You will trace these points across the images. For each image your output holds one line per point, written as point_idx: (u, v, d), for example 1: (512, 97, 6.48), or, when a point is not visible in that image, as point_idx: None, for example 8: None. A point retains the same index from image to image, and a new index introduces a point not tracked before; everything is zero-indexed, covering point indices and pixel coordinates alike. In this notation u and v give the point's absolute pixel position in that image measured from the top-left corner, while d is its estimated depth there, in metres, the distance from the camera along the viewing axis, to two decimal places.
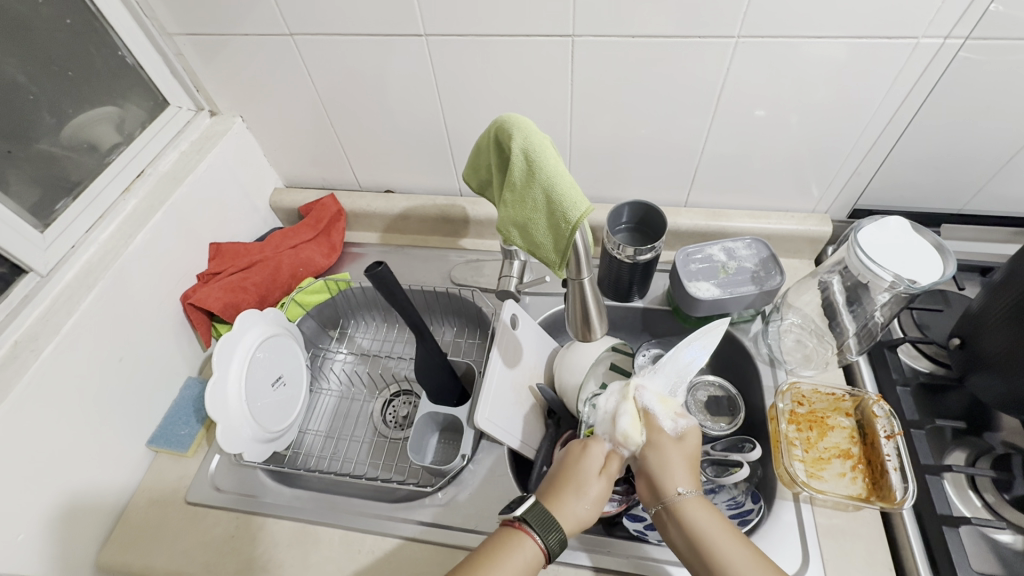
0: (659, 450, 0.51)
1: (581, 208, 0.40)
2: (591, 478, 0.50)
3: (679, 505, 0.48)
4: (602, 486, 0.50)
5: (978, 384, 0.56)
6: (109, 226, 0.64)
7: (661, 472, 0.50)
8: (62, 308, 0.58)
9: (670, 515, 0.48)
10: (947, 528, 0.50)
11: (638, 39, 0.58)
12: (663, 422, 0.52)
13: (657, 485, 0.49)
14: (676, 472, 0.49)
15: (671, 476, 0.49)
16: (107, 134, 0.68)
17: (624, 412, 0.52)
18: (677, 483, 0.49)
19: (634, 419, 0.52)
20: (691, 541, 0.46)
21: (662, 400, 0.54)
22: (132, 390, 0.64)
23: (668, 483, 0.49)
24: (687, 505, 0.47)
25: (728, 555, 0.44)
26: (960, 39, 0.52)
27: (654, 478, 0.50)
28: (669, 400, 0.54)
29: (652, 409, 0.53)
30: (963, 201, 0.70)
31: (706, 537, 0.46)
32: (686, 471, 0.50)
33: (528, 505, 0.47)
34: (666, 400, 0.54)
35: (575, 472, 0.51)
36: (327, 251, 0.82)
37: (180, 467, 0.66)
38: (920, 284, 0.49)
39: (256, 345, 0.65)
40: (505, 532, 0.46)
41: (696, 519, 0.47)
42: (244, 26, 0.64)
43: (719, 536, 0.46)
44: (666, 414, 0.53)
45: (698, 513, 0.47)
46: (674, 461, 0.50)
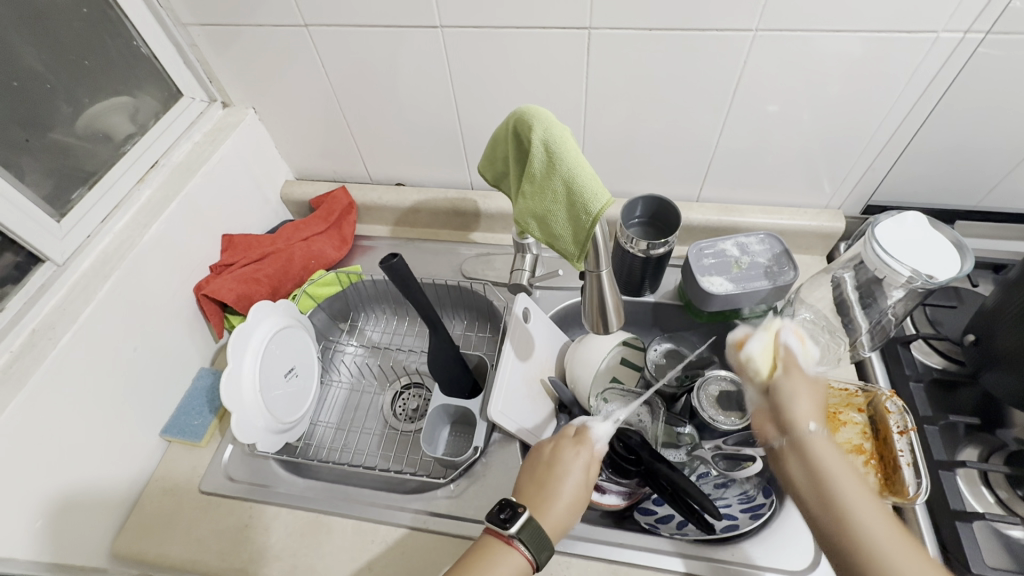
0: (793, 381, 0.48)
1: (603, 200, 0.40)
2: (579, 487, 0.50)
3: (806, 438, 0.45)
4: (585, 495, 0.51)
5: (991, 381, 0.56)
6: (124, 216, 0.65)
7: (789, 404, 0.47)
8: (78, 297, 0.58)
9: (793, 450, 0.45)
10: (960, 524, 0.51)
11: (656, 31, 0.58)
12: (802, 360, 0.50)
13: (784, 416, 0.47)
14: (808, 409, 0.46)
15: (802, 412, 0.46)
16: (121, 124, 0.68)
17: (756, 339, 0.52)
18: (807, 418, 0.46)
19: (766, 348, 0.51)
20: (815, 477, 0.43)
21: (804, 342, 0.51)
22: (146, 380, 0.64)
23: (797, 417, 0.46)
24: (816, 443, 0.44)
25: (858, 504, 0.41)
26: (981, 33, 0.52)
27: (781, 408, 0.47)
28: (811, 350, 0.51)
29: (791, 344, 0.50)
30: (978, 197, 0.69)
31: (834, 478, 0.42)
32: (819, 413, 0.46)
33: (524, 522, 0.46)
34: (808, 348, 0.51)
35: (565, 479, 0.50)
36: (338, 244, 0.82)
37: (194, 456, 0.66)
38: (937, 280, 0.49)
39: (269, 337, 0.65)
40: (498, 547, 0.45)
41: (824, 459, 0.44)
42: (259, 17, 0.64)
43: (848, 481, 0.42)
44: (806, 359, 0.50)
45: (827, 455, 0.44)
46: (809, 396, 0.47)
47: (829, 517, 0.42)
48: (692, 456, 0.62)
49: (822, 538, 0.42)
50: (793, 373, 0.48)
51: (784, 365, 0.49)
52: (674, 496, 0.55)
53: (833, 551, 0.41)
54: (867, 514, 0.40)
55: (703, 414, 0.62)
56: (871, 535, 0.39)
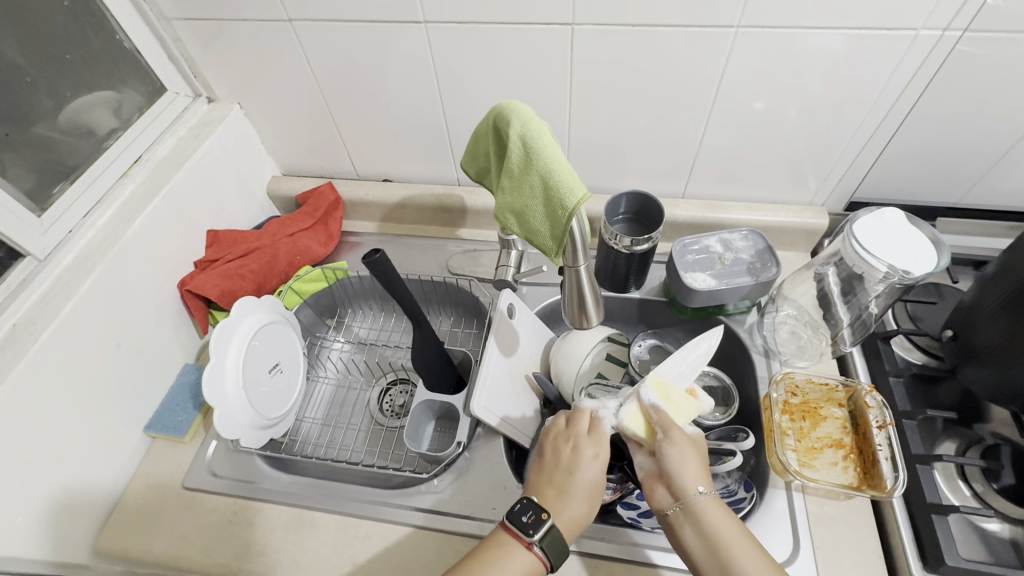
0: (674, 444, 0.50)
1: (579, 194, 0.40)
2: (598, 488, 0.52)
3: (696, 503, 0.48)
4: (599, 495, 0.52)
5: (969, 376, 0.57)
6: (106, 211, 0.64)
7: (677, 470, 0.49)
8: (60, 292, 0.58)
9: (687, 516, 0.48)
10: (936, 517, 0.51)
11: (640, 28, 0.58)
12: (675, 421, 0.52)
13: (676, 482, 0.49)
14: (693, 471, 0.49)
15: (689, 475, 0.49)
16: (104, 119, 0.67)
17: (629, 407, 0.53)
18: (695, 481, 0.49)
19: (638, 413, 0.53)
20: (710, 544, 0.46)
21: (673, 397, 0.53)
22: (129, 376, 0.64)
23: (686, 483, 0.49)
24: (707, 508, 0.47)
25: (747, 564, 0.44)
26: (959, 31, 0.52)
27: (670, 474, 0.50)
28: (688, 404, 0.53)
29: (659, 407, 0.52)
30: (959, 194, 0.70)
31: (725, 539, 0.46)
32: (703, 473, 0.50)
33: (546, 531, 0.47)
34: (681, 402, 0.53)
35: (587, 483, 0.51)
36: (324, 240, 0.82)
37: (178, 452, 0.66)
38: (914, 275, 0.50)
39: (253, 332, 0.65)
40: (519, 552, 0.47)
41: (716, 522, 0.47)
42: (244, 12, 0.64)
43: (736, 542, 0.46)
44: (678, 418, 0.52)
45: (717, 517, 0.47)
46: (691, 457, 0.50)
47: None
48: None
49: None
50: (672, 438, 0.50)
51: (660, 430, 0.51)
52: None
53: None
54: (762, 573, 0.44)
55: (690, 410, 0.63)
56: None
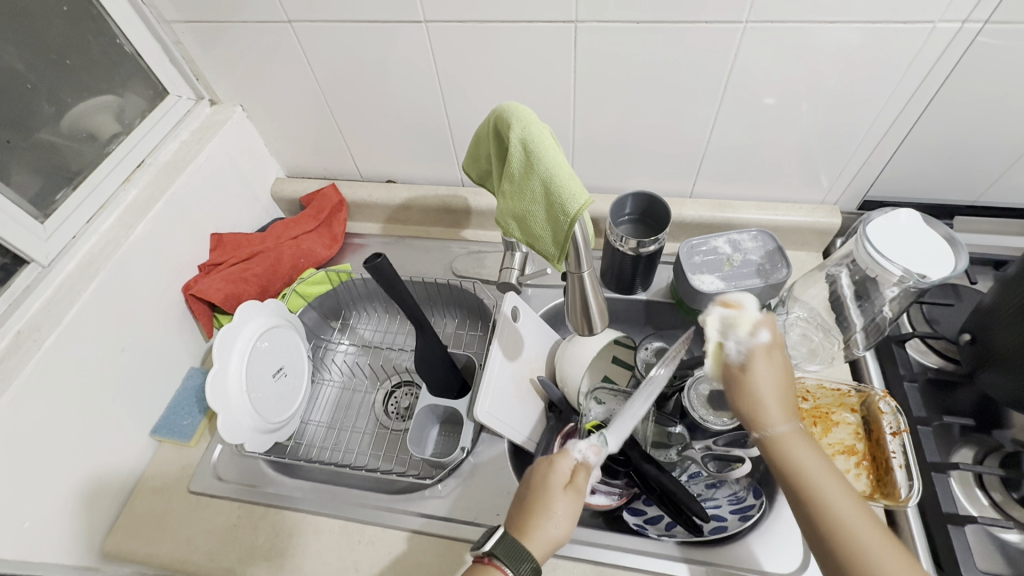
0: (754, 377, 0.45)
1: (581, 200, 0.39)
2: (556, 496, 0.48)
3: (782, 443, 0.43)
4: (572, 501, 0.48)
5: (988, 381, 0.55)
6: (109, 216, 0.64)
7: (747, 408, 0.45)
8: (63, 298, 0.58)
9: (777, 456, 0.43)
10: (952, 527, 0.49)
11: (646, 24, 0.56)
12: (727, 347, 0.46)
13: (755, 416, 0.44)
14: (769, 401, 0.44)
15: (769, 406, 0.44)
16: (107, 124, 0.67)
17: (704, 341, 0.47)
18: (775, 417, 0.44)
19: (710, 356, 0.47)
20: (789, 477, 0.42)
21: (741, 320, 0.46)
22: (134, 381, 0.64)
23: (760, 417, 0.44)
24: (798, 461, 0.42)
25: (837, 503, 0.40)
26: (979, 23, 0.50)
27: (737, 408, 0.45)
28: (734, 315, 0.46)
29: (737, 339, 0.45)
30: (978, 191, 0.68)
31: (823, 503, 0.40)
32: (785, 400, 0.44)
33: (497, 537, 0.45)
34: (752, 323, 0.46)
35: (542, 491, 0.48)
36: (329, 242, 0.82)
37: (183, 455, 0.66)
38: (930, 279, 0.47)
39: (257, 336, 0.65)
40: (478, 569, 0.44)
41: (798, 461, 0.42)
42: (243, 14, 0.64)
43: (819, 477, 0.41)
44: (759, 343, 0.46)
45: (815, 474, 0.41)
46: (769, 373, 0.45)
47: (814, 535, 0.41)
48: (682, 456, 0.61)
49: (813, 546, 0.41)
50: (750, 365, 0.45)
51: (731, 365, 0.46)
52: (662, 496, 0.56)
53: (825, 558, 0.40)
54: (852, 516, 0.40)
55: (694, 414, 0.63)
56: (861, 531, 0.39)
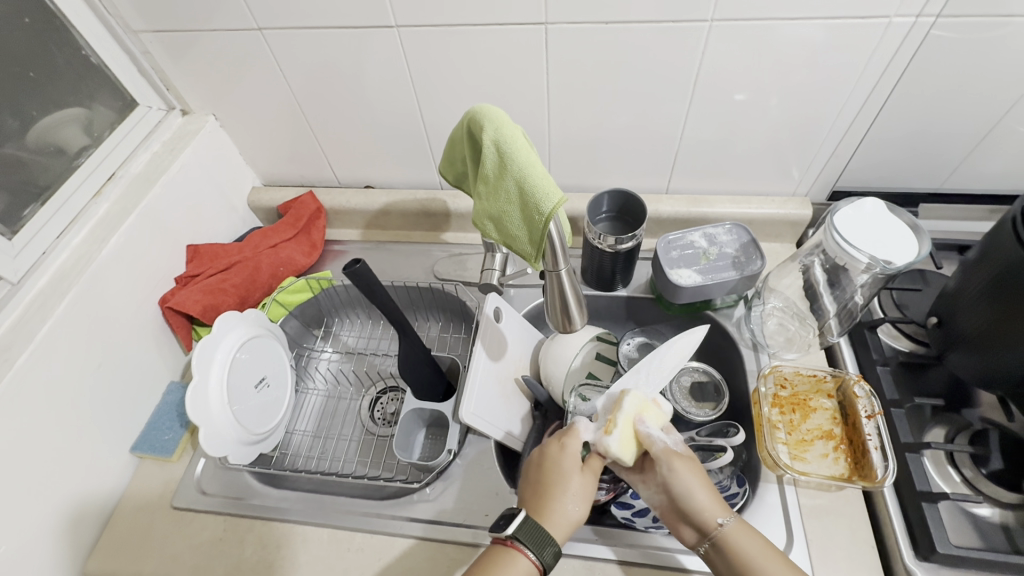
0: (682, 476, 0.50)
1: (554, 198, 0.39)
2: (573, 479, 0.51)
3: (727, 533, 0.48)
4: (587, 483, 0.52)
5: (956, 361, 0.57)
6: (81, 231, 0.63)
7: (686, 496, 0.49)
8: (34, 315, 0.56)
9: (717, 549, 0.48)
10: (926, 505, 0.51)
11: (616, 25, 0.57)
12: (656, 437, 0.52)
13: (697, 520, 0.49)
14: (708, 502, 0.49)
15: (707, 508, 0.49)
16: (75, 137, 0.66)
17: (617, 428, 0.51)
18: (716, 513, 0.48)
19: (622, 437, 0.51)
20: (736, 564, 0.47)
21: (653, 413, 0.54)
22: (112, 398, 0.63)
23: (708, 517, 0.49)
24: (733, 535, 0.48)
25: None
26: (932, 18, 0.52)
27: (678, 498, 0.50)
28: (656, 409, 0.54)
29: (652, 432, 0.52)
30: (941, 179, 0.70)
31: (756, 562, 0.46)
32: (718, 499, 0.49)
33: (519, 522, 0.47)
34: (660, 417, 0.54)
35: (558, 474, 0.52)
36: (308, 250, 0.81)
37: (166, 471, 0.65)
38: (895, 265, 0.49)
39: (237, 347, 0.64)
40: (501, 550, 0.47)
41: (744, 546, 0.47)
42: (212, 22, 0.63)
43: (761, 560, 0.47)
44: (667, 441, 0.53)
45: (744, 540, 0.47)
46: (701, 486, 0.50)
47: None
48: None
49: None
50: (676, 468, 0.50)
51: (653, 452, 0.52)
52: None
53: None
54: None
55: (676, 405, 0.64)
56: None
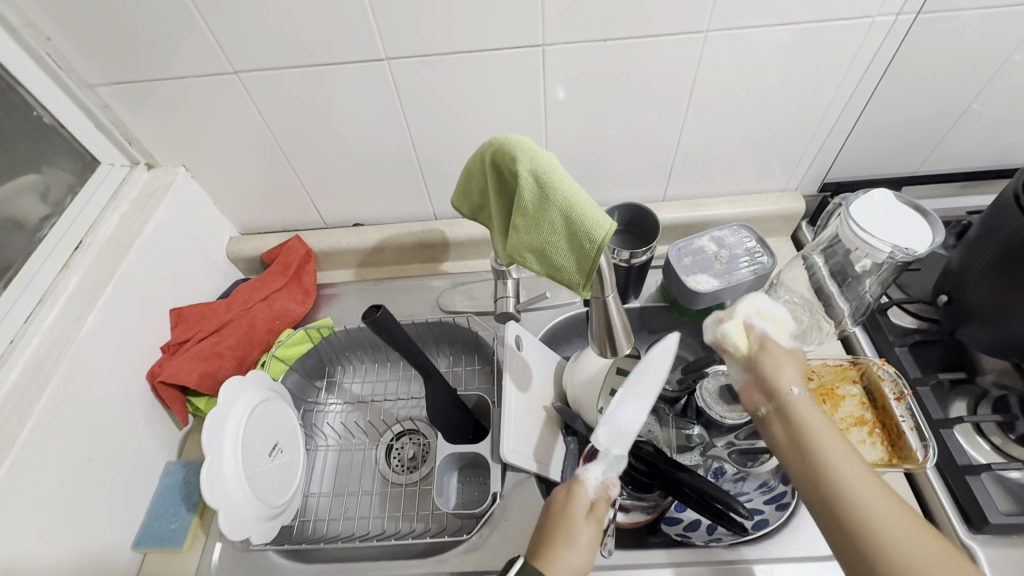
0: (771, 355, 0.50)
1: (605, 226, 0.38)
2: (575, 523, 0.46)
3: (793, 401, 0.47)
4: (593, 530, 0.46)
5: (967, 334, 0.60)
6: (50, 312, 0.57)
7: (772, 367, 0.49)
8: (11, 416, 0.49)
9: (780, 413, 0.47)
10: (971, 478, 0.52)
11: (612, 42, 0.57)
12: (774, 336, 0.52)
13: (768, 381, 0.49)
14: (792, 373, 0.49)
15: (784, 376, 0.48)
16: (32, 207, 0.59)
17: (730, 319, 0.54)
18: (790, 381, 0.48)
19: (738, 328, 0.53)
20: (796, 436, 0.45)
21: (771, 315, 0.54)
22: (106, 492, 0.56)
23: (780, 380, 0.48)
24: (797, 403, 0.46)
25: (839, 456, 0.42)
26: (912, 14, 0.55)
27: (762, 370, 0.50)
28: (783, 321, 0.54)
29: (761, 323, 0.53)
30: (917, 161, 0.74)
31: (813, 435, 0.44)
32: (800, 376, 0.49)
33: (514, 570, 0.43)
34: (781, 322, 0.54)
35: (562, 519, 0.47)
36: (302, 298, 0.77)
37: (177, 565, 0.58)
38: (917, 253, 0.51)
39: (248, 414, 0.59)
40: None
41: (810, 420, 0.45)
42: (180, 69, 0.58)
43: (828, 436, 0.44)
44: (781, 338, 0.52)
45: (809, 412, 0.46)
46: (788, 363, 0.50)
47: (820, 491, 0.41)
48: (706, 456, 0.62)
49: (809, 505, 0.42)
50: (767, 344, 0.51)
51: (758, 342, 0.52)
52: (701, 500, 0.53)
53: (816, 503, 0.41)
54: (855, 466, 0.41)
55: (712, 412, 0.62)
56: (858, 483, 0.40)
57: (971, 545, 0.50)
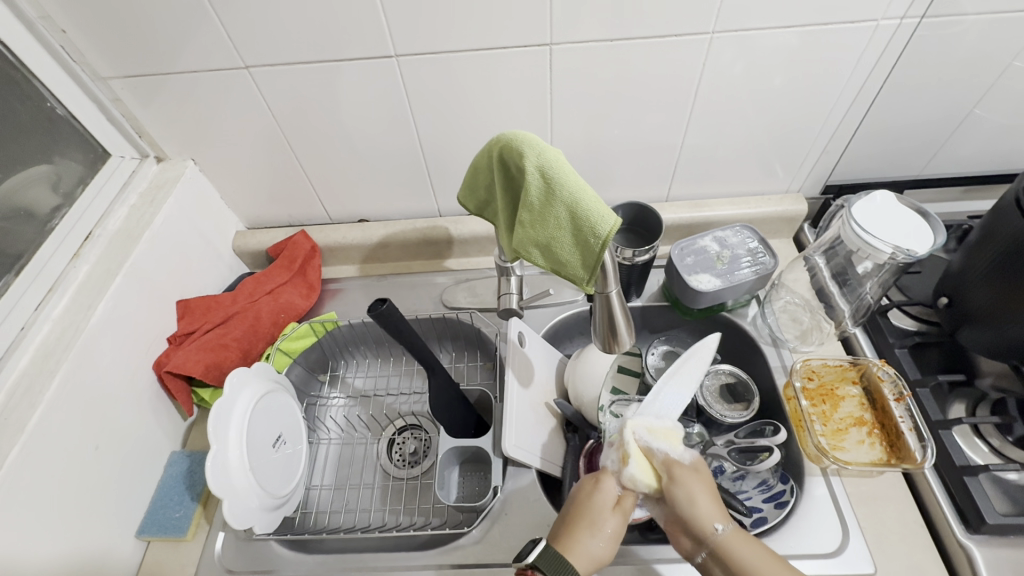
0: (681, 488, 0.48)
1: (610, 221, 0.38)
2: (600, 514, 0.48)
3: (726, 543, 0.45)
4: (617, 522, 0.48)
5: (967, 337, 0.60)
6: (60, 301, 0.57)
7: (689, 510, 0.47)
8: (21, 402, 0.50)
9: (717, 560, 0.45)
10: (969, 478, 0.52)
11: (617, 42, 0.58)
12: (675, 457, 0.50)
13: (693, 528, 0.46)
14: (708, 506, 0.47)
15: (703, 516, 0.46)
16: (43, 197, 0.60)
17: (629, 456, 0.50)
18: (712, 520, 0.46)
19: (641, 463, 0.50)
20: None
21: (660, 431, 0.51)
22: (112, 480, 0.57)
23: (702, 522, 0.46)
24: (728, 544, 0.44)
25: None
26: (915, 19, 0.56)
27: (683, 515, 0.47)
28: (672, 433, 0.51)
29: (655, 446, 0.50)
30: (920, 165, 0.75)
31: (755, 574, 0.43)
32: (715, 503, 0.47)
33: (540, 550, 0.43)
34: (669, 433, 0.51)
35: (587, 509, 0.48)
36: (306, 292, 0.77)
37: (180, 553, 0.59)
38: (917, 253, 0.52)
39: (253, 405, 0.59)
40: None
41: (745, 556, 0.44)
42: (191, 63, 0.59)
43: (765, 570, 0.43)
44: (677, 453, 0.50)
45: (742, 550, 0.44)
46: (702, 494, 0.47)
47: None
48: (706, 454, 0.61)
49: None
50: (676, 477, 0.48)
51: (658, 461, 0.50)
52: None
53: None
54: None
55: (712, 410, 0.63)
56: None
57: (968, 545, 0.51)
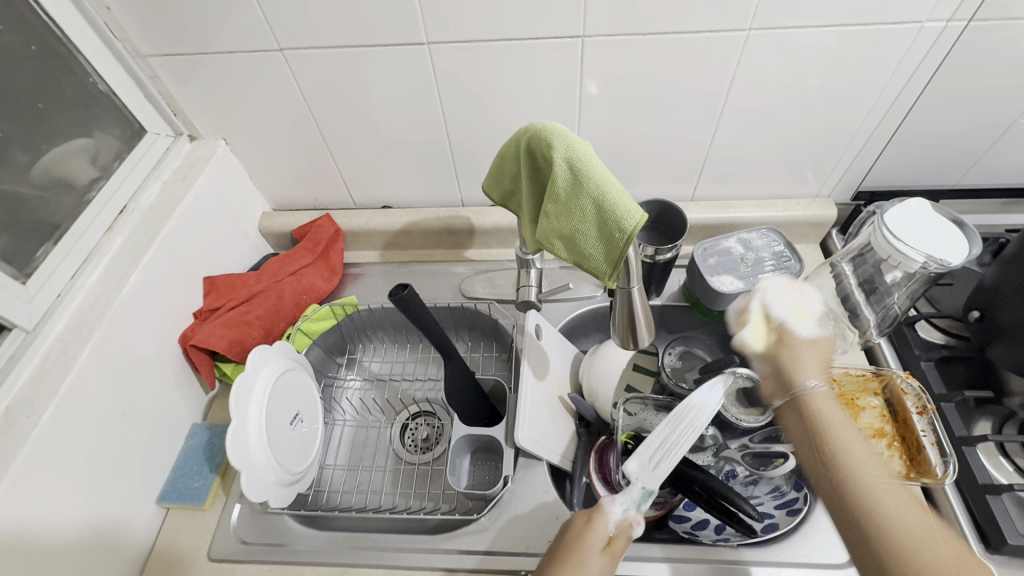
0: (793, 347, 0.53)
1: (637, 216, 0.38)
2: (589, 552, 0.46)
3: (815, 398, 0.51)
4: (606, 563, 0.45)
5: (997, 353, 0.59)
6: (94, 270, 0.59)
7: (790, 366, 0.53)
8: (55, 365, 0.52)
9: (797, 407, 0.52)
10: (991, 497, 0.51)
11: (651, 36, 0.57)
12: (797, 330, 0.54)
13: (787, 378, 0.53)
14: (811, 366, 0.52)
15: (803, 372, 0.52)
16: (82, 169, 0.61)
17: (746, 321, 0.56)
18: (809, 376, 0.52)
19: (758, 328, 0.56)
20: (817, 432, 0.49)
21: (796, 305, 0.55)
22: (137, 446, 0.59)
23: (797, 376, 0.52)
24: (818, 398, 0.51)
25: (865, 455, 0.46)
26: (962, 22, 0.54)
27: (782, 369, 0.53)
28: (810, 308, 0.55)
29: (779, 311, 0.55)
30: (958, 175, 0.72)
31: (836, 430, 0.48)
32: (819, 367, 0.52)
33: None
34: (803, 309, 0.55)
35: (576, 546, 0.46)
36: (328, 275, 0.79)
37: (198, 522, 0.61)
38: (951, 264, 0.50)
39: (274, 381, 0.61)
40: None
41: (829, 412, 0.50)
42: (228, 44, 0.60)
43: (849, 431, 0.49)
44: (804, 325, 0.54)
45: (827, 406, 0.50)
46: (809, 358, 0.53)
47: (843, 511, 0.44)
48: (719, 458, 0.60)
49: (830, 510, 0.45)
50: (786, 340, 0.54)
51: (778, 331, 0.55)
52: (711, 500, 0.53)
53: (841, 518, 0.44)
54: (873, 467, 0.45)
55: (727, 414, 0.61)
56: (881, 486, 0.44)
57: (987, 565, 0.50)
